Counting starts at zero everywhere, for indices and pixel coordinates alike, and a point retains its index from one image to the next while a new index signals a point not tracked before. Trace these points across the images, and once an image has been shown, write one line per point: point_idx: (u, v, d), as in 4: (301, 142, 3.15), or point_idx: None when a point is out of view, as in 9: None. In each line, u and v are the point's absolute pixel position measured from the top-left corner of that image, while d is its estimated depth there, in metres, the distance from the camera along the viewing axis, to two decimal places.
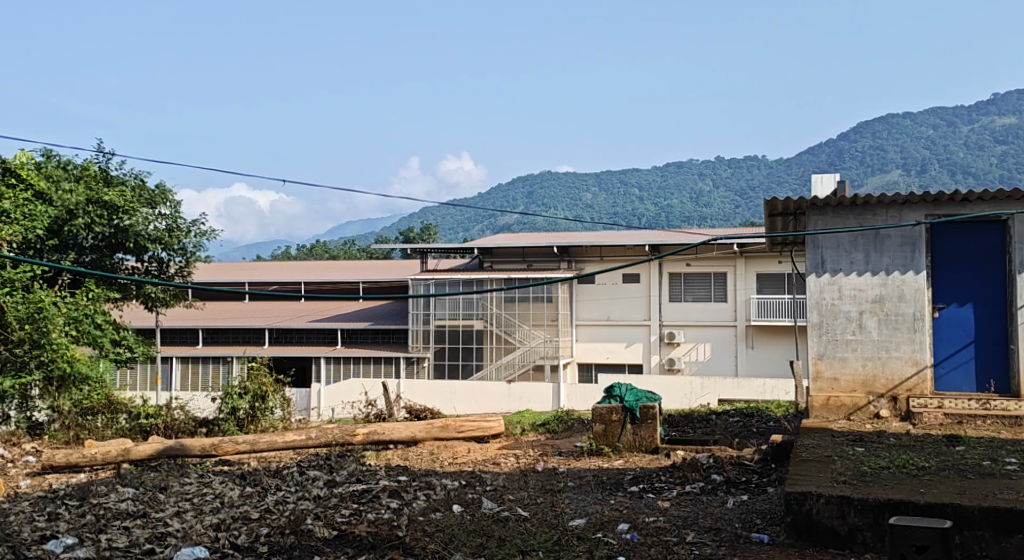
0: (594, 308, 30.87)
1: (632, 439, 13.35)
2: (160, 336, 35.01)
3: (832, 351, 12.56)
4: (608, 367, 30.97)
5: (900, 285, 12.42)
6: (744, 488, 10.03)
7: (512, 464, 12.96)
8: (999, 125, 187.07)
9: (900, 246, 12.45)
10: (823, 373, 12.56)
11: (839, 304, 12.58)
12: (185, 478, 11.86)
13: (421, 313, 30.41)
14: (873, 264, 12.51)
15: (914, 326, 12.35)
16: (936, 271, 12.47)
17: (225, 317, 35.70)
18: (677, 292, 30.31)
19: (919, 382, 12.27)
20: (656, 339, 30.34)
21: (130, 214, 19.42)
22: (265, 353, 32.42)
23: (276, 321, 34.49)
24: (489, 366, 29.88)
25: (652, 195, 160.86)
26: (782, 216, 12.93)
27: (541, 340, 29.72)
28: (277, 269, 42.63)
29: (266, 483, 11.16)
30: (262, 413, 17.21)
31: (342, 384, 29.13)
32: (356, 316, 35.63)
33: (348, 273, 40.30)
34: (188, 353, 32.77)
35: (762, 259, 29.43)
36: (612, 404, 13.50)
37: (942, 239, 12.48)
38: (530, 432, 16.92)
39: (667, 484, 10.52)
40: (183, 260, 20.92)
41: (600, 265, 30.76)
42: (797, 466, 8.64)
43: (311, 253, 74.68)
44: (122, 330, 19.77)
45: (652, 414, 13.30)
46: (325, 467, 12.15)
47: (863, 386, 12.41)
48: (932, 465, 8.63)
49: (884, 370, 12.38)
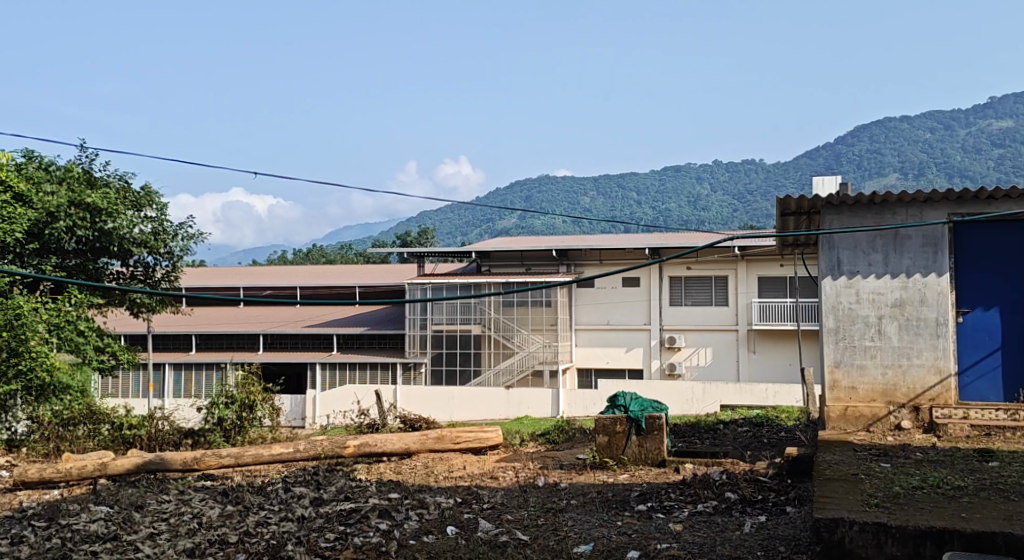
0: (593, 312, 30.17)
1: (638, 452, 12.63)
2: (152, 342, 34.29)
3: (849, 358, 11.86)
4: (607, 373, 30.31)
5: (922, 288, 11.73)
6: (761, 508, 9.34)
7: (511, 478, 12.27)
8: (996, 128, 186.77)
9: (921, 246, 11.76)
10: (840, 382, 11.86)
11: (856, 308, 11.88)
12: (163, 495, 11.13)
13: (419, 318, 29.70)
14: (892, 266, 11.82)
15: (937, 332, 11.66)
16: (960, 273, 11.76)
17: (219, 322, 34.99)
18: (678, 296, 29.60)
19: (942, 391, 11.59)
20: (657, 344, 29.63)
21: (114, 217, 18.59)
22: (258, 360, 31.71)
23: (271, 327, 33.79)
24: (488, 372, 29.04)
25: (651, 199, 160.41)
26: (796, 216, 12.20)
27: (539, 346, 28.99)
28: (273, 273, 41.95)
29: (248, 501, 10.44)
30: (250, 423, 16.46)
31: (336, 392, 28.33)
32: (352, 321, 34.95)
33: (344, 277, 39.61)
34: (181, 359, 32.08)
35: (763, 262, 28.70)
36: (617, 415, 12.80)
37: (966, 239, 11.78)
38: (530, 442, 16.24)
39: (677, 503, 9.82)
40: (170, 264, 20.18)
41: (600, 269, 30.11)
42: (823, 486, 7.95)
43: (307, 257, 74.00)
44: (106, 337, 18.99)
45: (659, 424, 12.59)
46: (312, 483, 11.42)
47: (883, 396, 11.72)
48: (970, 485, 7.93)
49: (905, 379, 11.68)
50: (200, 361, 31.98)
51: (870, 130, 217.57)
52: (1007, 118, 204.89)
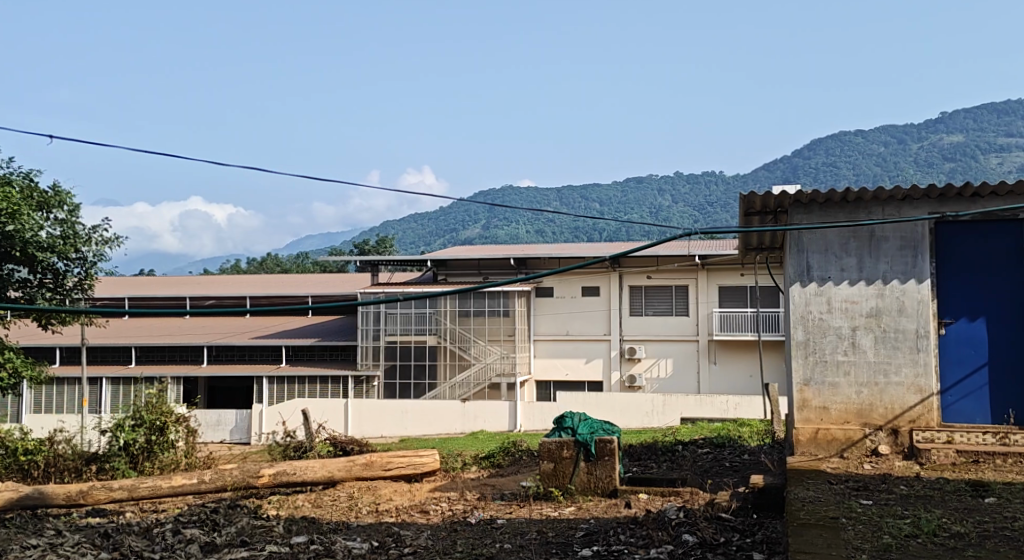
0: (552, 322, 28.77)
1: (586, 480, 11.25)
2: (87, 355, 32.43)
3: (820, 376, 10.58)
4: (567, 385, 28.89)
5: (900, 296, 10.48)
6: (723, 554, 8.03)
7: (443, 513, 10.85)
8: (949, 141, 189.01)
9: (899, 249, 10.50)
10: (810, 402, 10.58)
11: (828, 319, 10.62)
12: (35, 538, 9.59)
13: (371, 329, 28.12)
14: (867, 272, 10.56)
15: (917, 345, 10.41)
16: (942, 279, 10.51)
17: (160, 334, 33.21)
18: (638, 306, 28.36)
19: (924, 412, 10.35)
20: (616, 355, 28.34)
21: (16, 219, 16.99)
22: (199, 374, 30.19)
23: (215, 338, 32.10)
24: (443, 385, 27.54)
25: (612, 209, 159.86)
26: (761, 216, 10.92)
27: (497, 357, 27.58)
28: (218, 283, 40.21)
29: (127, 548, 9.01)
30: (161, 447, 14.94)
31: (282, 405, 27.23)
32: (301, 332, 33.39)
33: (293, 287, 38.03)
34: (118, 373, 30.37)
35: (724, 271, 27.60)
36: (563, 438, 11.42)
37: (948, 241, 10.52)
38: (472, 467, 14.85)
39: (627, 546, 8.49)
40: (82, 271, 18.57)
41: (558, 279, 28.75)
42: (799, 536, 6.66)
43: (261, 266, 72.17)
44: (5, 350, 17.21)
45: (610, 449, 11.24)
46: (207, 524, 10.00)
47: (858, 417, 10.44)
48: (970, 532, 6.70)
49: (882, 399, 10.42)
50: (137, 375, 30.31)
51: (828, 142, 219.23)
52: (960, 132, 207.36)
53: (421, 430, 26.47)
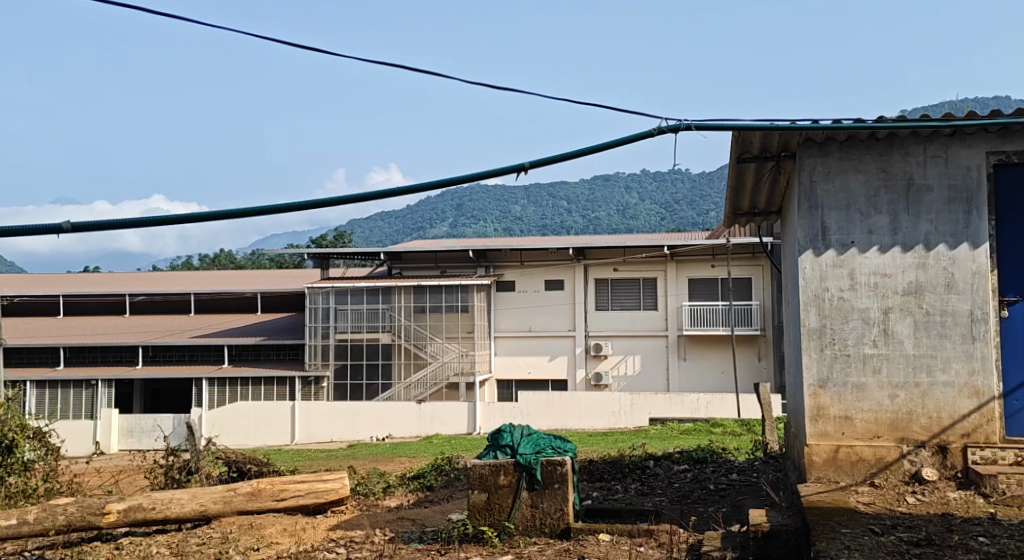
0: (513, 317, 25.90)
1: (529, 516, 8.41)
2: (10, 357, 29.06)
3: (840, 375, 7.86)
4: (529, 385, 26.05)
5: (948, 266, 7.76)
6: None
7: None
8: None
9: (946, 203, 7.79)
10: (828, 410, 7.86)
11: (850, 298, 7.89)
12: None
13: (320, 326, 25.15)
14: (903, 234, 7.84)
15: (971, 333, 7.70)
16: (1002, 243, 7.78)
17: (90, 333, 29.94)
18: (605, 300, 25.61)
19: (982, 423, 7.64)
20: (582, 352, 25.54)
21: None
22: (134, 376, 27.18)
23: (153, 337, 28.83)
24: (398, 385, 24.60)
25: (579, 206, 157.39)
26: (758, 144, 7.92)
27: (455, 355, 24.67)
28: (158, 278, 36.87)
29: None
30: (8, 470, 11.84)
31: (226, 409, 24.11)
32: (243, 330, 30.30)
33: (236, 281, 34.86)
34: (43, 376, 27.16)
35: (695, 262, 24.98)
36: (499, 461, 8.56)
37: (1011, 190, 7.80)
38: (398, 492, 12.04)
39: None
40: None
41: (520, 271, 25.88)
42: None
43: (213, 263, 68.78)
44: None
45: (561, 474, 8.39)
46: None
47: (892, 430, 7.75)
48: None
49: (925, 405, 7.71)
50: (62, 378, 27.05)
51: None
52: None
53: (371, 433, 23.52)
